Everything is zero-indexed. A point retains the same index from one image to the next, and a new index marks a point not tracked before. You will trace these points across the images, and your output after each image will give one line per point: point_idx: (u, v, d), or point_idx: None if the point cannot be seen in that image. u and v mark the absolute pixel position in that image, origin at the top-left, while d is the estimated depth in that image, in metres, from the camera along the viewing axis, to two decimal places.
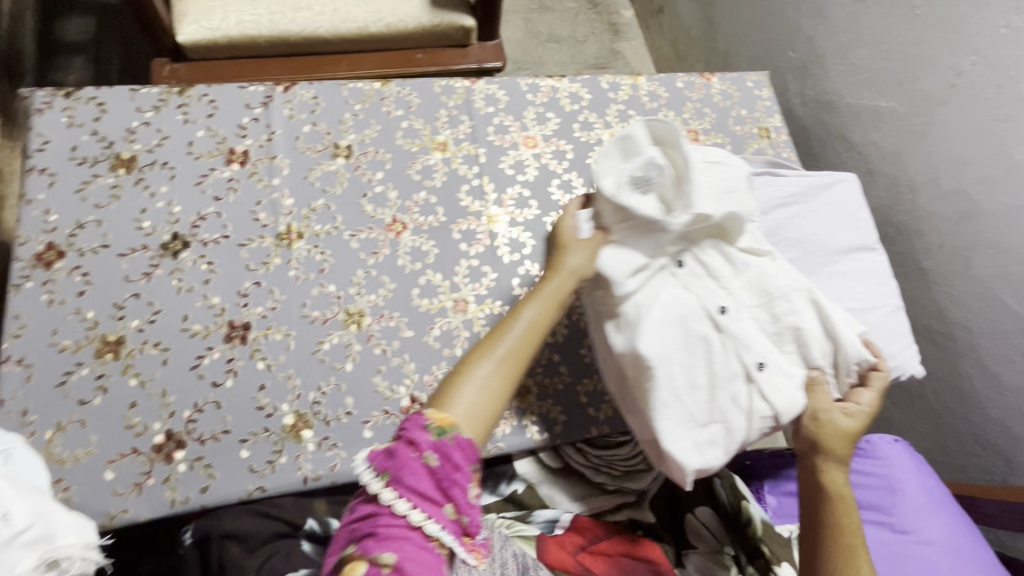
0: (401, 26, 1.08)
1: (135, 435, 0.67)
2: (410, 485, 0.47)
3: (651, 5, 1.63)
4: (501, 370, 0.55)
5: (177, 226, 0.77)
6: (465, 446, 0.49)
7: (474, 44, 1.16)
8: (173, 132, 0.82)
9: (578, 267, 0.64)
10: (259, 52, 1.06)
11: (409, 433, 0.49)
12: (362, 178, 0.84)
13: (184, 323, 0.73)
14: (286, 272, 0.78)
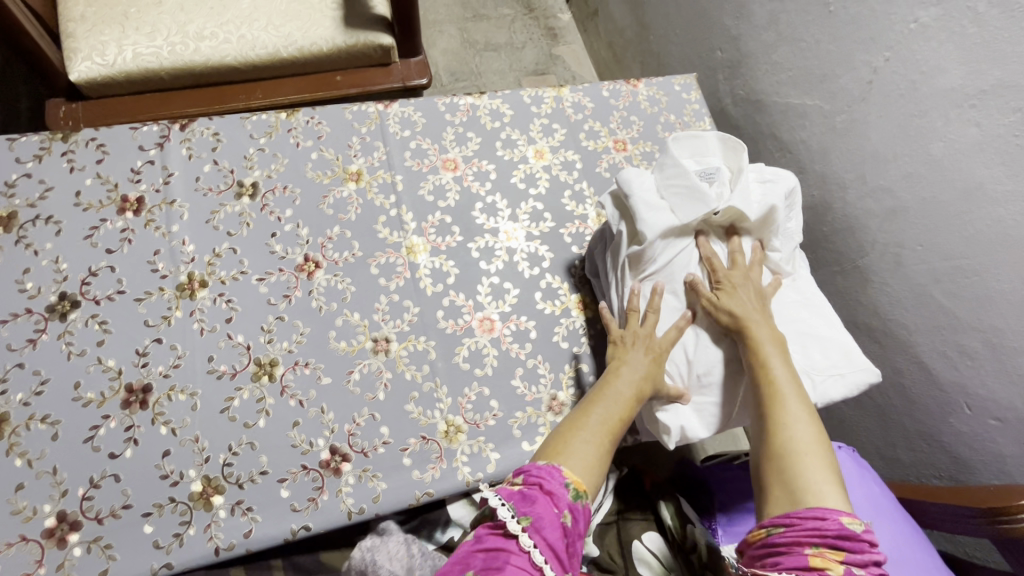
0: (316, 48, 1.03)
1: (23, 521, 0.62)
2: (551, 532, 0.48)
3: (587, 7, 1.60)
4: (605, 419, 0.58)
5: (64, 285, 0.72)
6: (586, 512, 0.52)
7: (397, 62, 1.11)
8: (58, 183, 0.76)
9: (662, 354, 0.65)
10: (165, 86, 1.01)
11: (549, 481, 0.51)
12: (269, 218, 0.79)
13: (76, 390, 0.67)
14: (189, 326, 0.72)
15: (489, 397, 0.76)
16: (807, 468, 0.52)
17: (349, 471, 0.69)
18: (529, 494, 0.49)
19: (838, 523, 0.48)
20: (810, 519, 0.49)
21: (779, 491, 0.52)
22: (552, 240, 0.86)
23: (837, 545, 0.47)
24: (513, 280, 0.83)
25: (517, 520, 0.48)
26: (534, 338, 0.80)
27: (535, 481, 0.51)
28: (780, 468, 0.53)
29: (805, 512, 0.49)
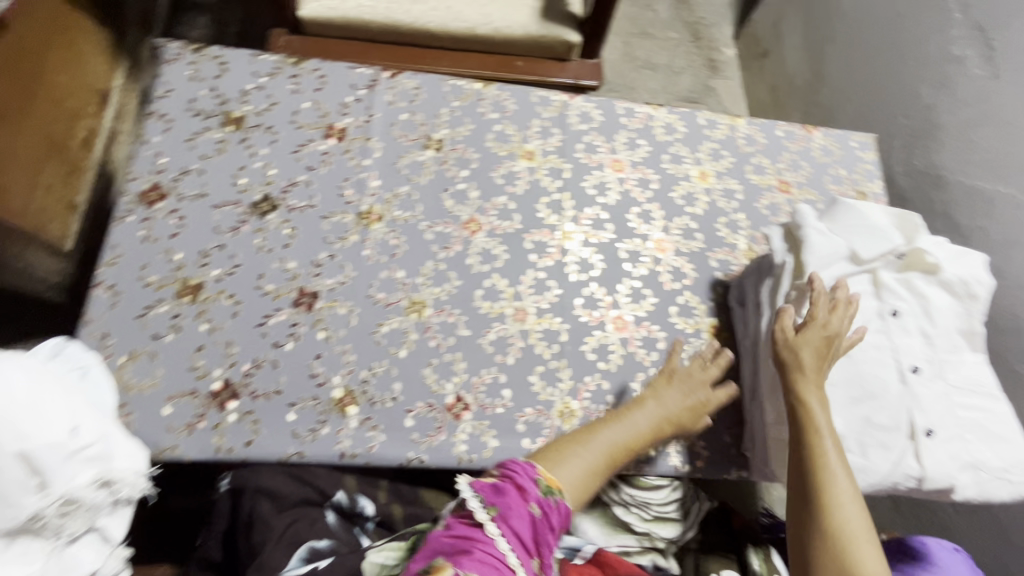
0: (509, 32, 1.10)
1: (196, 377, 0.70)
2: (513, 518, 0.57)
3: (755, 48, 1.60)
4: (612, 449, 0.68)
5: (269, 188, 0.81)
6: (561, 512, 0.62)
7: (575, 60, 1.16)
8: (282, 100, 0.86)
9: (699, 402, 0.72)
10: (368, 36, 1.10)
11: (520, 482, 0.61)
12: (447, 174, 0.86)
13: (260, 280, 0.76)
14: (360, 251, 0.79)
15: (606, 392, 0.78)
16: (856, 544, 0.57)
17: (468, 421, 0.74)
18: (499, 488, 0.59)
19: None
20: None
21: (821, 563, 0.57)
22: (697, 260, 0.87)
23: None
24: (653, 288, 0.84)
25: (488, 508, 0.57)
26: (662, 348, 0.81)
27: (512, 480, 0.61)
28: (827, 540, 0.57)
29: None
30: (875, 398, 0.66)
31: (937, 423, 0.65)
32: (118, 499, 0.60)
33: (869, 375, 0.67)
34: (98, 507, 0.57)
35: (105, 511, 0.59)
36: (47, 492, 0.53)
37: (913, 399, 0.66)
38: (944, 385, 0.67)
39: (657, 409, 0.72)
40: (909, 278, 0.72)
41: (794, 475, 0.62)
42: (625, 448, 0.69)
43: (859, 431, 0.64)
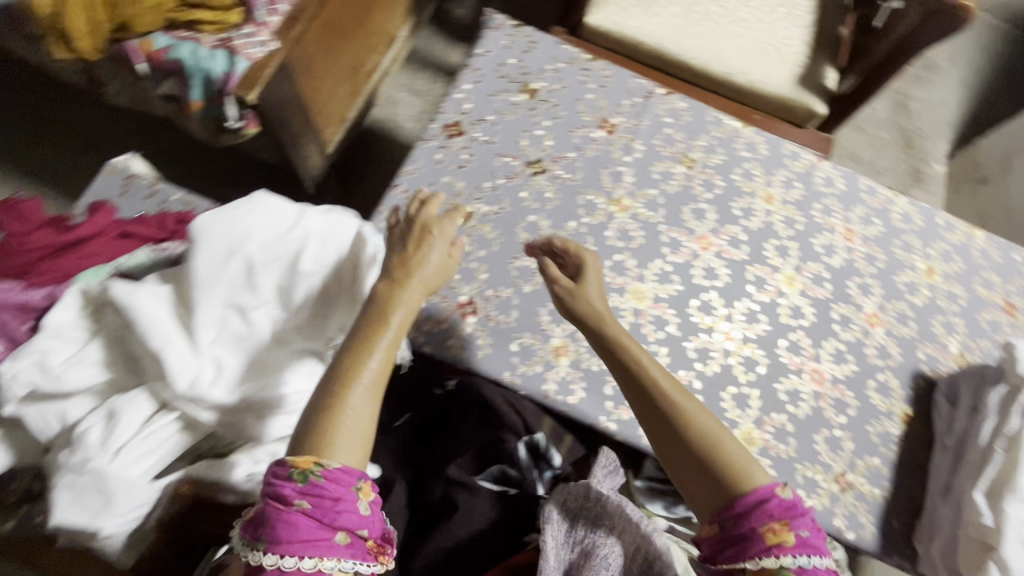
0: (763, 87, 1.15)
1: None
2: (301, 531, 0.47)
3: (971, 172, 1.64)
4: (373, 385, 0.53)
5: (461, 117, 0.92)
6: (326, 477, 0.48)
7: (809, 129, 1.18)
8: (493, 50, 0.97)
9: (428, 281, 0.61)
10: (620, 50, 1.18)
11: (272, 489, 0.48)
12: (611, 154, 0.93)
13: (431, 188, 0.86)
14: (518, 192, 0.88)
15: (695, 390, 0.81)
16: (722, 441, 0.55)
17: (564, 367, 0.79)
18: (259, 520, 0.48)
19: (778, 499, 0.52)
20: (754, 502, 0.51)
21: (714, 479, 0.54)
22: (820, 308, 0.88)
23: (784, 518, 0.51)
24: (769, 317, 0.86)
25: (256, 548, 0.47)
26: (760, 374, 0.83)
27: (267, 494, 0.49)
28: (704, 449, 0.54)
29: (748, 496, 0.52)
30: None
31: None
32: None
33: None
34: None
35: None
36: None
37: None
38: None
39: (371, 316, 0.57)
40: None
41: (640, 405, 0.58)
42: (389, 358, 0.55)
43: None
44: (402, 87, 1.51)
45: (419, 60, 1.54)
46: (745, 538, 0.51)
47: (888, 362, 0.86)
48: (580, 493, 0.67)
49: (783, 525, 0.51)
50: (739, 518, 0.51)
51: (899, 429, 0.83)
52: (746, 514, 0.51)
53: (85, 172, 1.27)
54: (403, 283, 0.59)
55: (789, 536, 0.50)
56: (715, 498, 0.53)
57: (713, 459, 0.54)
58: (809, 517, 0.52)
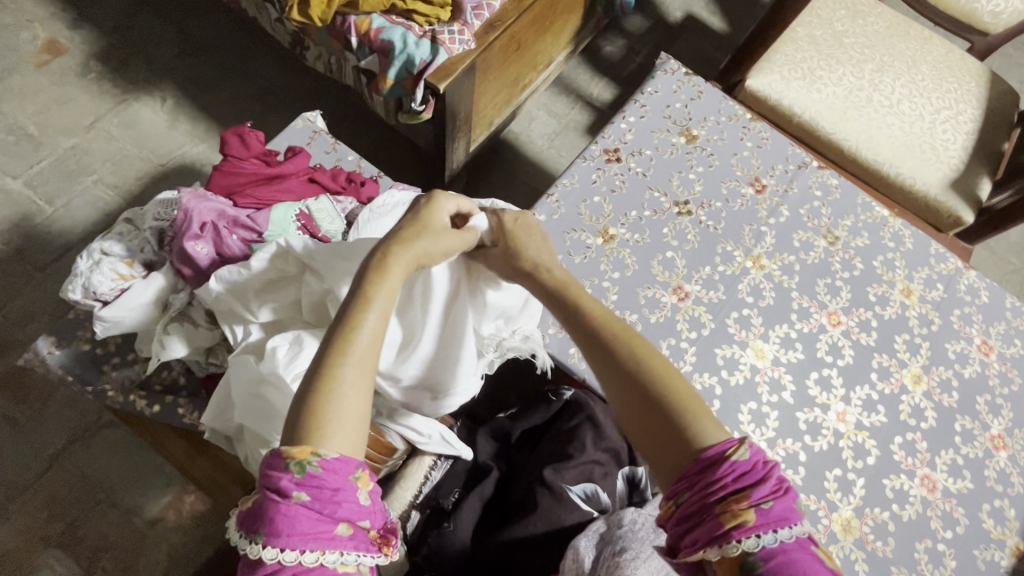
0: (910, 183, 1.15)
1: None
2: (302, 524, 0.43)
3: None
4: (367, 350, 0.52)
5: (622, 146, 0.96)
6: (324, 467, 0.45)
7: (950, 235, 1.16)
8: (663, 92, 1.02)
9: (432, 256, 0.64)
10: (773, 116, 1.21)
11: (267, 484, 0.44)
12: (757, 212, 0.94)
13: (582, 204, 0.91)
14: (661, 227, 0.91)
15: (799, 461, 0.79)
16: (694, 414, 0.51)
17: None
18: (256, 511, 0.45)
19: (729, 466, 0.46)
20: (700, 467, 0.47)
21: (672, 448, 0.50)
22: (942, 414, 0.85)
23: (740, 489, 0.45)
24: (888, 409, 0.84)
25: (255, 541, 0.44)
26: (870, 463, 0.81)
27: (262, 484, 0.45)
28: (661, 414, 0.52)
29: (697, 462, 0.47)
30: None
31: None
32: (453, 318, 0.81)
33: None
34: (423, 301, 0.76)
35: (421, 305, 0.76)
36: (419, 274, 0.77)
37: None
38: None
39: (371, 289, 0.57)
40: None
41: (603, 376, 0.57)
42: (380, 331, 0.55)
43: None
44: (543, 106, 1.59)
45: (563, 85, 1.63)
46: (698, 513, 0.46)
47: (1007, 489, 0.82)
48: (602, 526, 0.72)
49: (741, 499, 0.45)
50: (695, 484, 0.47)
51: (1008, 561, 0.78)
52: (705, 484, 0.46)
53: (256, 119, 1.41)
54: (390, 260, 0.59)
55: (749, 509, 0.44)
56: (673, 469, 0.49)
57: (675, 428, 0.51)
58: (773, 479, 0.46)
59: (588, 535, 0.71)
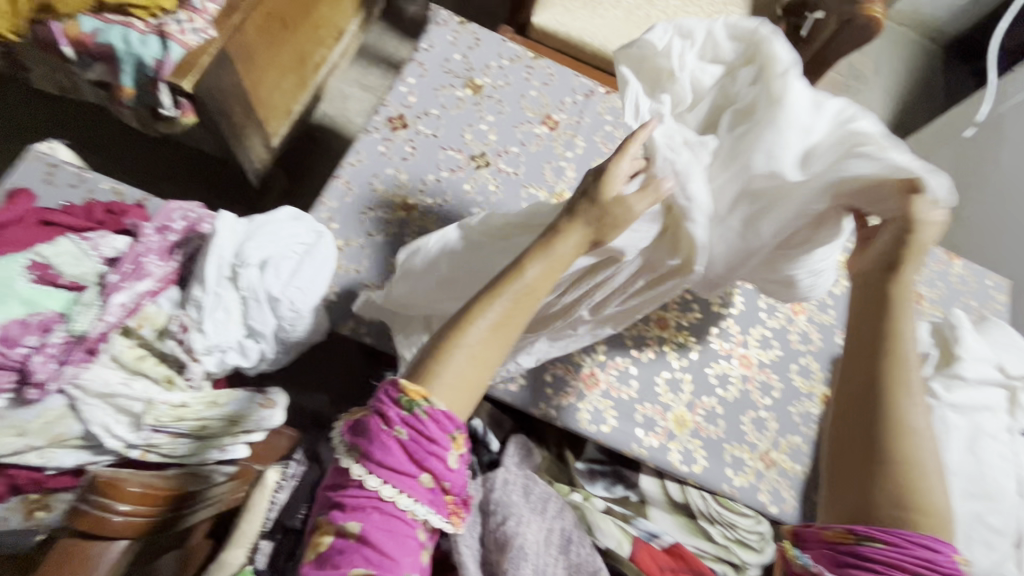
0: None
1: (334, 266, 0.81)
2: (394, 456, 0.44)
3: None
4: (493, 328, 0.49)
5: (407, 111, 0.93)
6: (433, 416, 0.45)
7: None
8: (439, 46, 0.99)
9: (600, 232, 0.55)
10: (566, 50, 1.22)
11: (378, 405, 0.45)
12: (554, 149, 0.95)
13: (375, 180, 0.87)
14: (462, 185, 0.89)
15: (631, 375, 0.84)
16: (935, 507, 0.46)
17: None
18: (360, 426, 0.46)
19: (948, 560, 0.44)
20: (922, 546, 0.44)
21: (877, 496, 0.47)
22: (748, 296, 0.93)
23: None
24: (701, 305, 0.91)
25: (352, 454, 0.45)
26: (693, 358, 0.87)
27: (371, 404, 0.46)
28: (898, 473, 0.47)
29: (918, 538, 0.45)
30: (990, 499, 0.69)
31: None
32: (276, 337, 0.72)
33: (991, 479, 0.70)
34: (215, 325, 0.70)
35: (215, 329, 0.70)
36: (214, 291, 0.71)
37: None
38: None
39: (540, 254, 0.53)
40: None
41: (860, 407, 0.50)
42: (515, 313, 0.51)
43: (970, 523, 0.68)
44: (354, 81, 1.50)
45: (370, 55, 1.54)
46: (881, 561, 0.44)
47: (810, 347, 0.92)
48: (478, 495, 0.73)
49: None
50: (902, 546, 0.44)
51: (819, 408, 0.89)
52: (920, 552, 0.44)
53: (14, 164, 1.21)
54: (568, 230, 0.55)
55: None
56: (860, 506, 0.47)
57: (903, 496, 0.46)
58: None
59: (468, 511, 0.70)
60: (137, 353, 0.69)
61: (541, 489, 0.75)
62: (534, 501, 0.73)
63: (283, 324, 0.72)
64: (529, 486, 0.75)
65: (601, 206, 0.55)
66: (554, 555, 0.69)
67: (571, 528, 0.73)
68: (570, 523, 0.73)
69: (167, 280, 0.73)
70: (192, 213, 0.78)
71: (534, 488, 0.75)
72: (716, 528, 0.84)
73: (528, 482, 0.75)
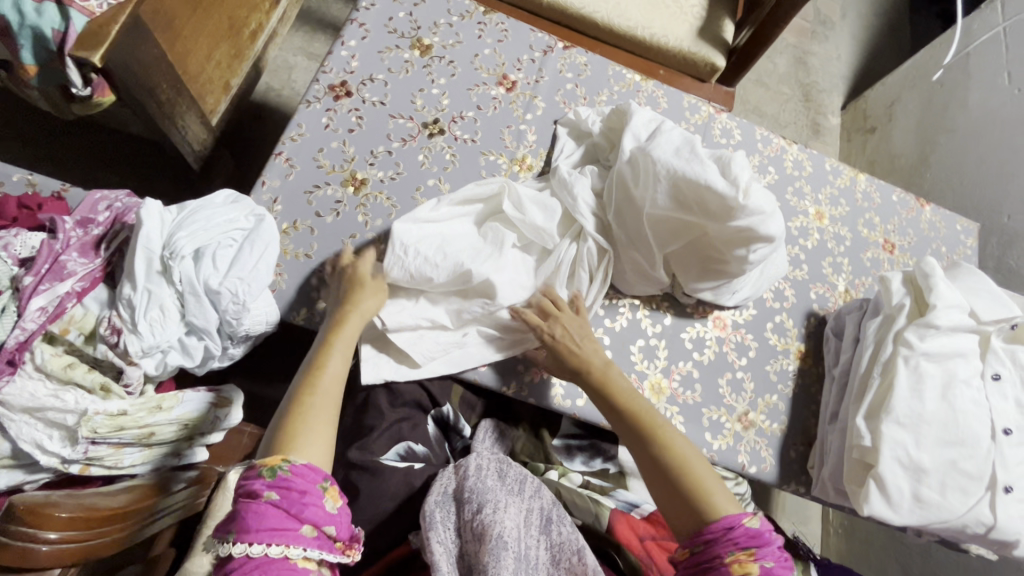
0: (664, 41, 1.15)
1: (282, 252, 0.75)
2: (270, 519, 0.46)
3: (862, 122, 1.68)
4: (320, 406, 0.57)
5: (350, 77, 0.85)
6: (297, 471, 0.49)
7: (712, 82, 1.21)
8: (382, 4, 0.91)
9: (366, 311, 0.69)
10: (522, 3, 1.15)
11: (245, 483, 0.48)
12: (512, 112, 0.89)
13: (319, 155, 0.80)
14: (415, 155, 0.83)
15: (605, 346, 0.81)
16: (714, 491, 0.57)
17: None
18: (232, 512, 0.47)
19: (742, 528, 0.53)
20: (720, 529, 0.53)
21: (688, 507, 0.56)
22: None
23: (746, 547, 0.52)
24: None
25: (227, 539, 0.46)
26: (667, 324, 0.84)
27: (236, 489, 0.49)
28: (688, 484, 0.57)
29: (715, 523, 0.54)
30: (965, 445, 0.69)
31: (1009, 464, 0.69)
32: (225, 331, 0.68)
33: (966, 425, 0.69)
34: (156, 323, 0.64)
35: (156, 327, 0.64)
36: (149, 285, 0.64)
37: (998, 456, 0.69)
38: (1003, 409, 0.71)
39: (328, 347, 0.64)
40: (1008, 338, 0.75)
41: (640, 456, 0.61)
42: (335, 382, 0.61)
43: (944, 471, 0.68)
44: (298, 50, 1.39)
45: (314, 20, 1.43)
46: (709, 563, 0.52)
47: (785, 304, 0.90)
48: (452, 484, 0.67)
49: (749, 555, 0.52)
50: (708, 538, 0.53)
51: (794, 365, 0.88)
52: (713, 540, 0.53)
53: None
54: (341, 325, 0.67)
55: (754, 565, 0.51)
56: (687, 521, 0.56)
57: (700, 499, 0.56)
58: (774, 544, 0.53)
59: (441, 502, 0.65)
60: (65, 361, 0.62)
61: (516, 470, 0.70)
62: (509, 483, 0.68)
63: (227, 318, 0.66)
64: (504, 469, 0.70)
65: (369, 288, 0.71)
66: (536, 537, 0.64)
67: (550, 507, 0.68)
68: (549, 502, 0.68)
69: (92, 278, 0.67)
70: (118, 203, 0.72)
71: (509, 470, 0.69)
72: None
73: (502, 464, 0.70)
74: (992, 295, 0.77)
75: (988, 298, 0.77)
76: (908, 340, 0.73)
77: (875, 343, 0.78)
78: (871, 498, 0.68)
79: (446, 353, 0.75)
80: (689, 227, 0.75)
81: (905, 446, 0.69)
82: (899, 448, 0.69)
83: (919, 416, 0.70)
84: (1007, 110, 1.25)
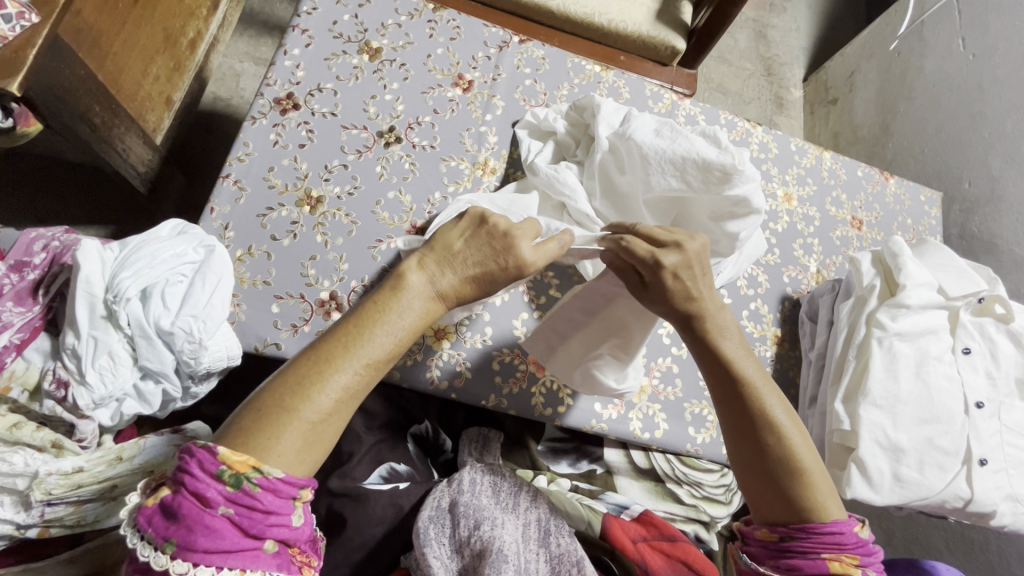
0: (622, 27, 1.12)
1: (240, 284, 0.71)
2: (226, 540, 0.40)
3: (824, 94, 1.68)
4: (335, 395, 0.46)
5: (297, 88, 0.81)
6: (266, 485, 0.42)
7: (674, 66, 1.18)
8: (325, 7, 0.86)
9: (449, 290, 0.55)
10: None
11: (194, 487, 0.41)
12: (471, 114, 0.86)
13: (268, 174, 0.76)
14: (372, 167, 0.79)
15: None
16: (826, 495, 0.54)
17: (446, 348, 0.75)
18: (169, 508, 0.40)
19: (853, 536, 0.52)
20: (832, 533, 0.52)
21: (783, 498, 0.54)
22: None
23: (854, 554, 0.52)
24: None
25: (164, 551, 0.40)
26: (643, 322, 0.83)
27: (181, 476, 0.41)
28: (790, 481, 0.54)
29: (828, 524, 0.52)
30: (939, 422, 0.70)
31: (982, 438, 0.70)
32: (182, 369, 0.65)
33: (939, 402, 0.70)
34: (112, 371, 0.61)
35: (110, 376, 0.61)
36: (96, 334, 0.61)
37: (971, 430, 0.70)
38: (972, 383, 0.72)
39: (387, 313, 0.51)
40: (975, 312, 0.76)
41: (738, 429, 0.57)
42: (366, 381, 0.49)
43: (921, 450, 0.69)
44: (244, 56, 1.32)
45: (257, 23, 1.36)
46: (803, 554, 0.52)
47: (758, 290, 0.90)
48: (445, 497, 0.63)
49: (852, 559, 0.52)
50: (817, 535, 0.52)
51: (771, 350, 0.88)
52: (822, 537, 0.52)
53: None
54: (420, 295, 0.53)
55: (856, 569, 0.51)
56: (786, 510, 0.54)
57: (800, 498, 0.53)
58: (874, 555, 0.54)
59: (434, 517, 0.61)
60: (10, 420, 0.59)
61: (510, 481, 0.67)
62: (504, 499, 0.65)
63: (184, 358, 0.63)
64: (498, 482, 0.67)
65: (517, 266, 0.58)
66: (535, 550, 0.60)
67: (548, 517, 0.64)
68: (546, 511, 0.64)
69: (32, 328, 0.63)
70: (55, 241, 0.66)
71: (505, 483, 0.67)
72: (684, 489, 0.85)
73: (495, 475, 0.67)
74: (955, 272, 0.79)
75: (950, 273, 0.79)
76: (881, 321, 0.73)
77: (848, 326, 0.77)
78: (854, 482, 0.68)
79: (433, 373, 0.74)
80: (678, 202, 0.72)
81: (883, 427, 0.69)
82: (876, 431, 0.69)
83: (895, 397, 0.70)
84: (963, 76, 1.26)
